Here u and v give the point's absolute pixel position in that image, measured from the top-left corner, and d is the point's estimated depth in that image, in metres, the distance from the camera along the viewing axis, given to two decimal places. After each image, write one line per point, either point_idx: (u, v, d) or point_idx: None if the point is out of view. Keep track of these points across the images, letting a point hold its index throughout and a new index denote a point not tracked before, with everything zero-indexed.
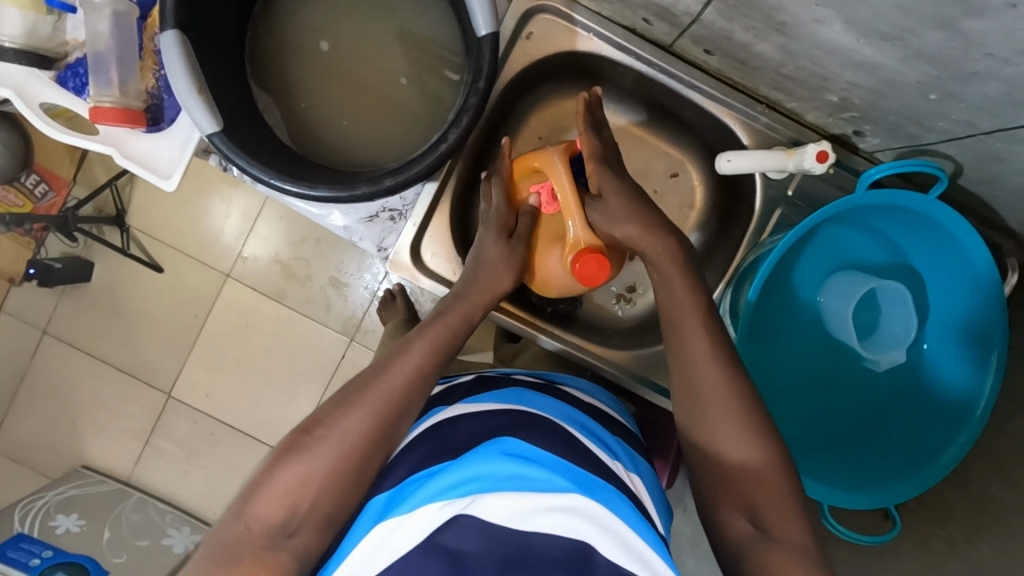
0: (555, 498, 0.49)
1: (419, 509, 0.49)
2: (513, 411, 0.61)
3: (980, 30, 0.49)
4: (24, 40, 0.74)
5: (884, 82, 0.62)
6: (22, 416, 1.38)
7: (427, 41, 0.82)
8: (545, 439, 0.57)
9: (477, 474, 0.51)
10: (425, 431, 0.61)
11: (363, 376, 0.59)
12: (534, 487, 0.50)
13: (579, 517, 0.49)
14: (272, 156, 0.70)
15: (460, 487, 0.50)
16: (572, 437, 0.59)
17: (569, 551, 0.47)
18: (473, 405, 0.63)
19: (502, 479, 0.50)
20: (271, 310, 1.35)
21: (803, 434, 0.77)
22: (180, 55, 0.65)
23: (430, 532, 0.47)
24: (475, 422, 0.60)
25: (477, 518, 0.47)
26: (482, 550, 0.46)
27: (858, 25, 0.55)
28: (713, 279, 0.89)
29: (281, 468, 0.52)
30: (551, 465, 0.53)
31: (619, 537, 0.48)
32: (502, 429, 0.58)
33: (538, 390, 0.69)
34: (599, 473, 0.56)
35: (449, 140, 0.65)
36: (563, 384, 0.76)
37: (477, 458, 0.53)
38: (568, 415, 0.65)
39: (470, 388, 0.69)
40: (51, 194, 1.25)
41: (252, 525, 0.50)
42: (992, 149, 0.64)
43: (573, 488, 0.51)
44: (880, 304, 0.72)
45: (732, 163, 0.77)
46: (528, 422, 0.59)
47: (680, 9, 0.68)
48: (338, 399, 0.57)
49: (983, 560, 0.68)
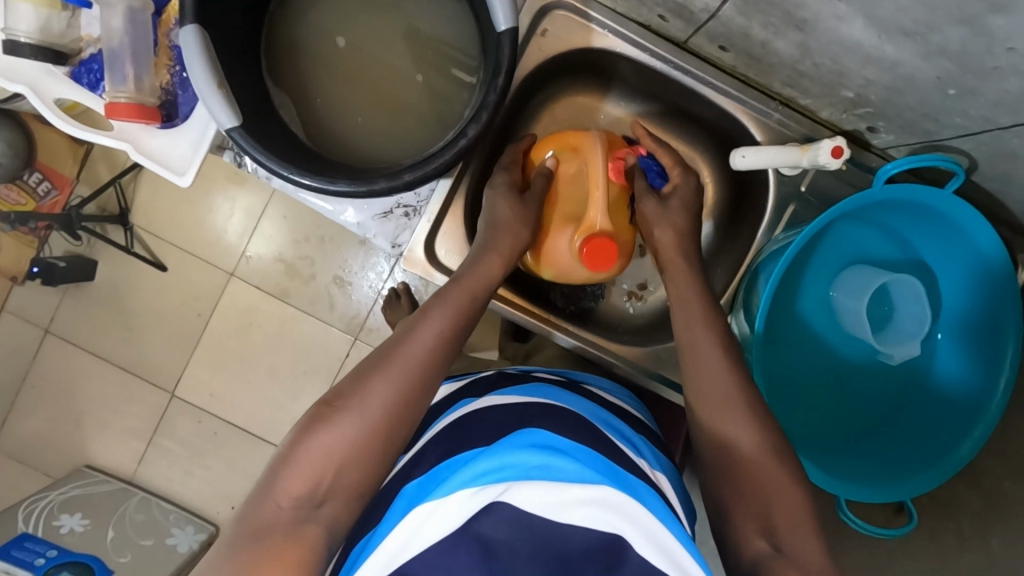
0: (590, 489, 0.49)
1: (453, 494, 0.49)
2: (543, 405, 0.61)
3: (1004, 26, 0.50)
4: (39, 35, 0.74)
5: (901, 79, 0.63)
6: (23, 416, 1.37)
7: (442, 39, 0.83)
8: (573, 432, 0.57)
9: (509, 463, 0.51)
10: (450, 427, 0.60)
11: (386, 346, 0.58)
12: (567, 477, 0.50)
13: (612, 509, 0.49)
14: (288, 151, 0.70)
15: (493, 475, 0.50)
16: (597, 430, 0.60)
17: (600, 543, 0.48)
18: (499, 398, 0.63)
19: (534, 469, 0.50)
20: (275, 308, 1.35)
21: (816, 428, 0.77)
22: (201, 50, 0.64)
23: (463, 518, 0.47)
24: (501, 415, 0.60)
25: (511, 506, 0.48)
26: (514, 537, 0.47)
27: (879, 21, 0.55)
28: (724, 276, 0.89)
29: (310, 442, 0.51)
30: (582, 457, 0.52)
31: (648, 530, 0.48)
32: (529, 420, 0.58)
33: (562, 387, 0.69)
34: (622, 464, 0.56)
35: (469, 136, 0.65)
36: (587, 383, 0.76)
37: (508, 446, 0.53)
38: (592, 410, 0.65)
39: (495, 383, 0.69)
40: (54, 192, 1.23)
41: (282, 502, 0.49)
42: (1008, 145, 0.64)
43: (603, 479, 0.51)
44: (892, 297, 0.72)
45: (747, 159, 0.78)
46: (556, 416, 0.59)
47: (697, 6, 0.68)
48: (361, 370, 0.56)
49: (997, 554, 0.69)
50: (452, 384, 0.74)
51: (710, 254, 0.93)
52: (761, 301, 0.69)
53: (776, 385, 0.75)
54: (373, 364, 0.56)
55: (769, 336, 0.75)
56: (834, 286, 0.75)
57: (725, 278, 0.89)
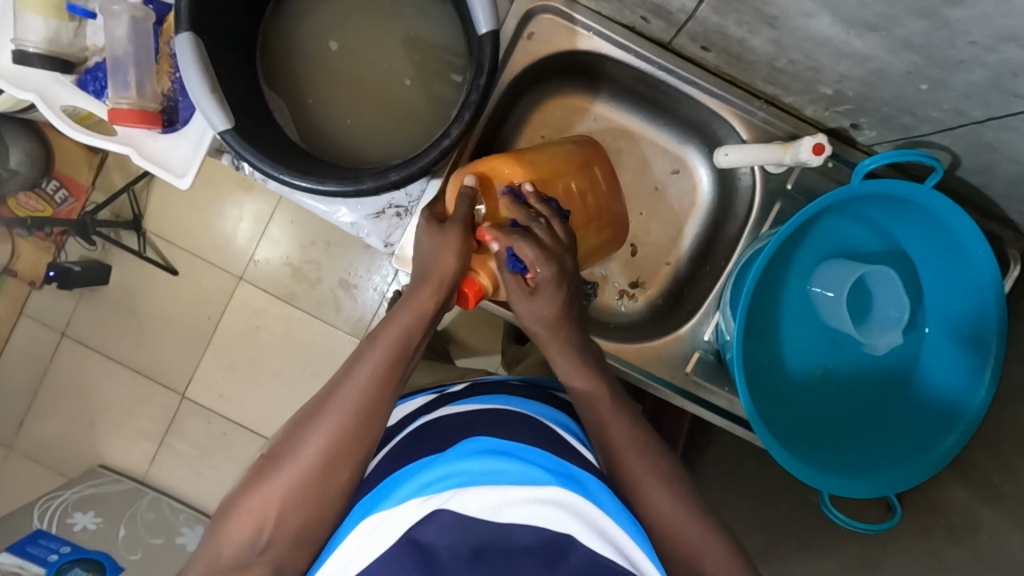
0: (536, 489, 0.51)
1: (400, 504, 0.51)
2: (497, 410, 0.62)
3: (962, 18, 0.50)
4: (47, 45, 0.78)
5: (874, 73, 0.63)
6: (40, 418, 1.42)
7: (432, 43, 0.85)
8: (524, 433, 0.58)
9: (455, 472, 0.52)
10: (415, 433, 0.61)
11: (327, 390, 0.60)
12: (511, 480, 0.51)
13: (557, 508, 0.50)
14: (279, 152, 0.73)
15: (439, 484, 0.51)
16: (551, 431, 0.61)
17: (545, 538, 0.49)
18: (456, 407, 0.64)
19: (478, 475, 0.52)
20: (282, 311, 1.37)
21: (804, 424, 0.77)
22: (193, 56, 0.67)
23: (409, 527, 0.49)
24: (460, 421, 0.61)
25: (454, 512, 0.50)
26: (457, 542, 0.49)
27: (844, 16, 0.57)
28: (713, 273, 0.90)
29: (254, 489, 0.55)
30: (528, 457, 0.54)
31: (592, 523, 0.50)
32: (482, 425, 0.59)
33: (525, 395, 0.69)
34: (574, 461, 0.57)
35: (452, 136, 0.67)
36: (555, 389, 0.76)
37: (457, 454, 0.54)
38: (552, 415, 0.65)
39: (459, 392, 0.69)
40: (71, 200, 1.27)
41: (225, 548, 0.53)
42: (985, 138, 0.65)
43: (549, 479, 0.52)
44: (872, 290, 0.73)
45: (730, 157, 0.79)
46: (513, 421, 0.60)
47: (674, 6, 0.70)
48: (302, 419, 0.58)
49: (985, 548, 0.69)
50: (428, 394, 0.73)
51: (699, 252, 0.93)
52: (744, 293, 0.69)
53: (759, 380, 0.75)
54: (312, 414, 0.58)
55: (751, 333, 0.76)
56: (812, 281, 0.76)
57: (714, 276, 0.90)
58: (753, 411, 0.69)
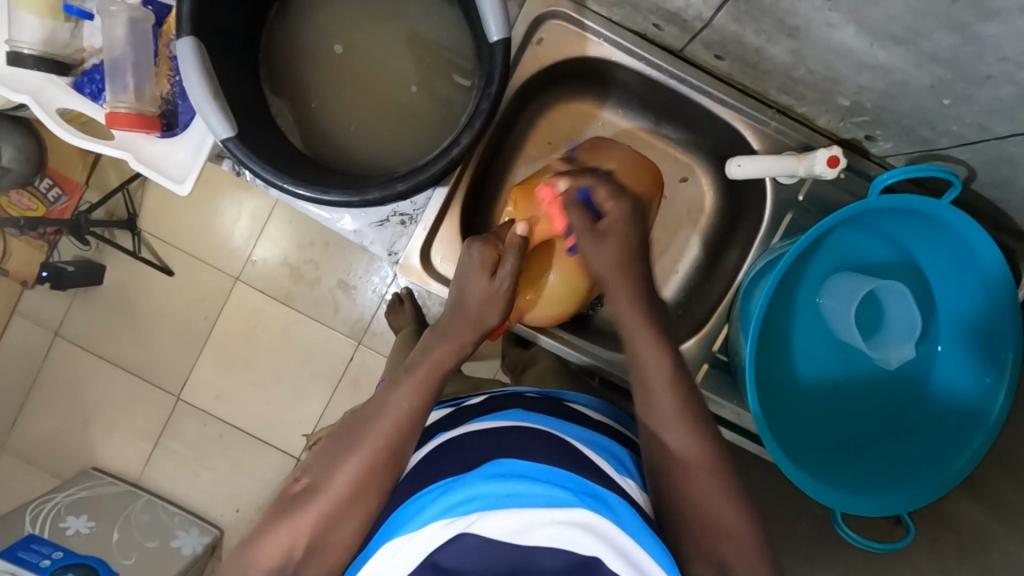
0: (562, 511, 0.49)
1: (424, 526, 0.50)
2: (517, 425, 0.61)
3: (994, 34, 0.49)
4: (42, 46, 0.76)
5: (896, 86, 0.62)
6: (32, 418, 1.39)
7: (439, 48, 0.83)
8: (548, 451, 0.56)
9: (479, 493, 0.51)
10: (434, 453, 0.60)
11: (354, 420, 0.60)
12: (535, 503, 0.50)
13: (583, 532, 0.49)
14: (282, 159, 0.71)
15: (466, 504, 0.50)
16: (573, 447, 0.59)
17: (572, 560, 0.48)
18: (476, 425, 0.62)
19: (502, 497, 0.50)
20: (280, 313, 1.35)
21: (812, 438, 0.76)
22: (195, 61, 0.65)
23: (431, 550, 0.49)
24: (479, 440, 0.59)
25: (477, 535, 0.48)
26: (482, 566, 0.48)
27: (870, 28, 0.55)
28: (722, 283, 0.89)
29: (279, 518, 0.55)
30: (552, 477, 0.52)
31: (618, 548, 0.49)
32: (504, 445, 0.57)
33: (544, 408, 0.68)
34: (600, 481, 0.55)
35: (463, 144, 0.65)
36: (572, 402, 0.74)
37: (481, 474, 0.53)
38: (573, 432, 0.63)
39: (476, 408, 0.68)
40: (63, 198, 1.25)
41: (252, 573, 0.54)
42: (1005, 154, 0.64)
43: (575, 501, 0.50)
44: (884, 302, 0.72)
45: (743, 168, 0.77)
46: (534, 438, 0.58)
47: (690, 13, 0.68)
48: (329, 447, 0.58)
49: (995, 566, 0.67)
50: (442, 408, 0.72)
51: (707, 262, 0.92)
52: (758, 307, 0.68)
53: (772, 393, 0.75)
54: (338, 442, 0.58)
55: (761, 344, 0.75)
56: (821, 292, 0.75)
57: (722, 286, 0.89)
58: (763, 426, 0.68)
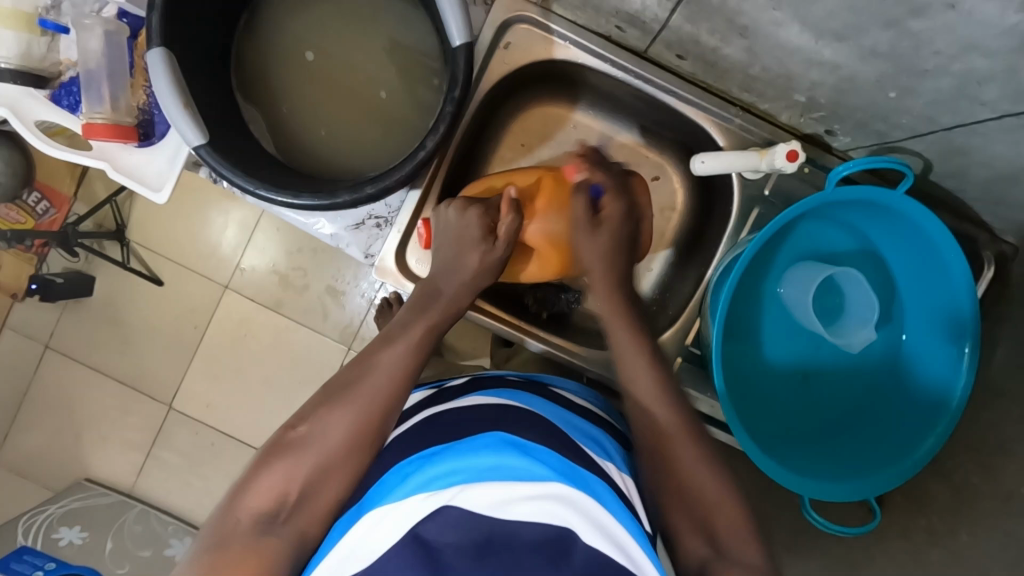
0: (540, 486, 0.51)
1: (405, 499, 0.51)
2: (499, 406, 0.62)
3: (926, 29, 0.51)
4: (18, 61, 0.78)
5: (845, 81, 0.64)
6: (24, 431, 1.40)
7: (407, 55, 0.85)
8: (529, 431, 0.58)
9: (460, 467, 0.52)
10: (413, 430, 0.61)
11: (334, 387, 0.61)
12: (516, 477, 0.51)
13: (561, 505, 0.50)
14: (255, 165, 0.72)
15: (445, 479, 0.52)
16: (556, 428, 0.61)
17: (550, 535, 0.49)
18: (458, 403, 0.64)
19: (484, 471, 0.52)
20: (269, 320, 1.37)
21: (782, 425, 0.77)
22: (166, 71, 0.67)
23: (415, 523, 0.49)
24: (462, 419, 0.60)
25: (460, 508, 0.49)
26: (463, 539, 0.48)
27: (813, 26, 0.57)
28: (695, 277, 0.91)
29: (272, 465, 0.56)
30: (534, 455, 0.54)
31: (597, 524, 0.50)
32: (486, 423, 0.59)
33: (526, 391, 0.70)
34: (582, 462, 0.57)
35: (428, 147, 0.67)
36: (553, 385, 0.76)
37: (464, 451, 0.54)
38: (555, 412, 0.65)
39: (460, 389, 0.69)
40: (52, 211, 1.28)
41: (242, 516, 0.53)
42: (955, 144, 0.66)
43: (553, 476, 0.52)
44: (842, 288, 0.75)
45: (706, 164, 0.79)
46: (517, 417, 0.60)
47: (648, 15, 0.70)
48: (320, 401, 0.60)
49: (964, 548, 0.69)
50: (424, 390, 0.74)
51: (682, 257, 0.94)
52: (723, 298, 0.70)
53: (741, 382, 0.76)
54: (333, 395, 0.60)
55: (728, 335, 0.77)
56: (781, 281, 0.77)
57: (695, 280, 0.90)
58: (730, 415, 0.69)
